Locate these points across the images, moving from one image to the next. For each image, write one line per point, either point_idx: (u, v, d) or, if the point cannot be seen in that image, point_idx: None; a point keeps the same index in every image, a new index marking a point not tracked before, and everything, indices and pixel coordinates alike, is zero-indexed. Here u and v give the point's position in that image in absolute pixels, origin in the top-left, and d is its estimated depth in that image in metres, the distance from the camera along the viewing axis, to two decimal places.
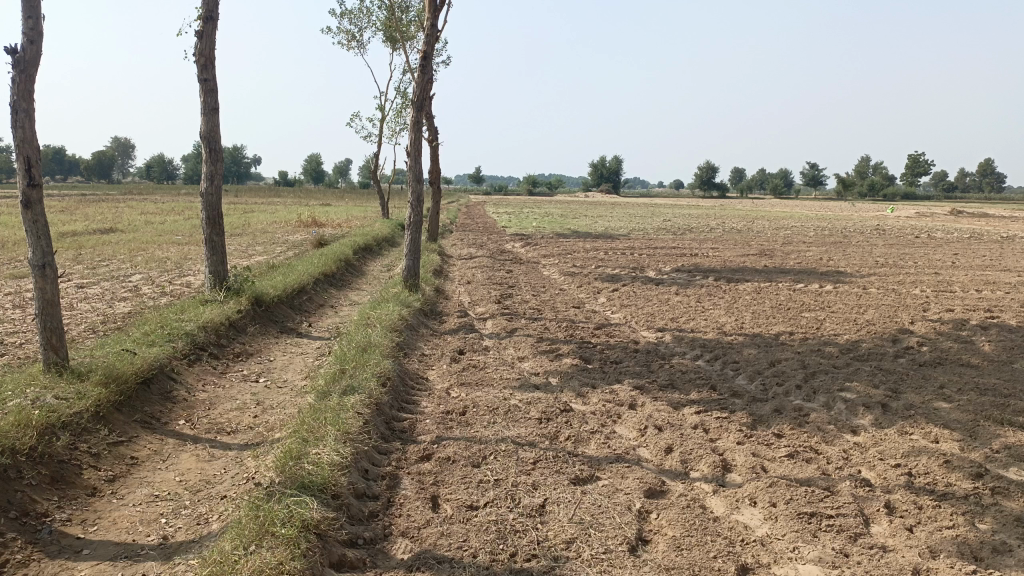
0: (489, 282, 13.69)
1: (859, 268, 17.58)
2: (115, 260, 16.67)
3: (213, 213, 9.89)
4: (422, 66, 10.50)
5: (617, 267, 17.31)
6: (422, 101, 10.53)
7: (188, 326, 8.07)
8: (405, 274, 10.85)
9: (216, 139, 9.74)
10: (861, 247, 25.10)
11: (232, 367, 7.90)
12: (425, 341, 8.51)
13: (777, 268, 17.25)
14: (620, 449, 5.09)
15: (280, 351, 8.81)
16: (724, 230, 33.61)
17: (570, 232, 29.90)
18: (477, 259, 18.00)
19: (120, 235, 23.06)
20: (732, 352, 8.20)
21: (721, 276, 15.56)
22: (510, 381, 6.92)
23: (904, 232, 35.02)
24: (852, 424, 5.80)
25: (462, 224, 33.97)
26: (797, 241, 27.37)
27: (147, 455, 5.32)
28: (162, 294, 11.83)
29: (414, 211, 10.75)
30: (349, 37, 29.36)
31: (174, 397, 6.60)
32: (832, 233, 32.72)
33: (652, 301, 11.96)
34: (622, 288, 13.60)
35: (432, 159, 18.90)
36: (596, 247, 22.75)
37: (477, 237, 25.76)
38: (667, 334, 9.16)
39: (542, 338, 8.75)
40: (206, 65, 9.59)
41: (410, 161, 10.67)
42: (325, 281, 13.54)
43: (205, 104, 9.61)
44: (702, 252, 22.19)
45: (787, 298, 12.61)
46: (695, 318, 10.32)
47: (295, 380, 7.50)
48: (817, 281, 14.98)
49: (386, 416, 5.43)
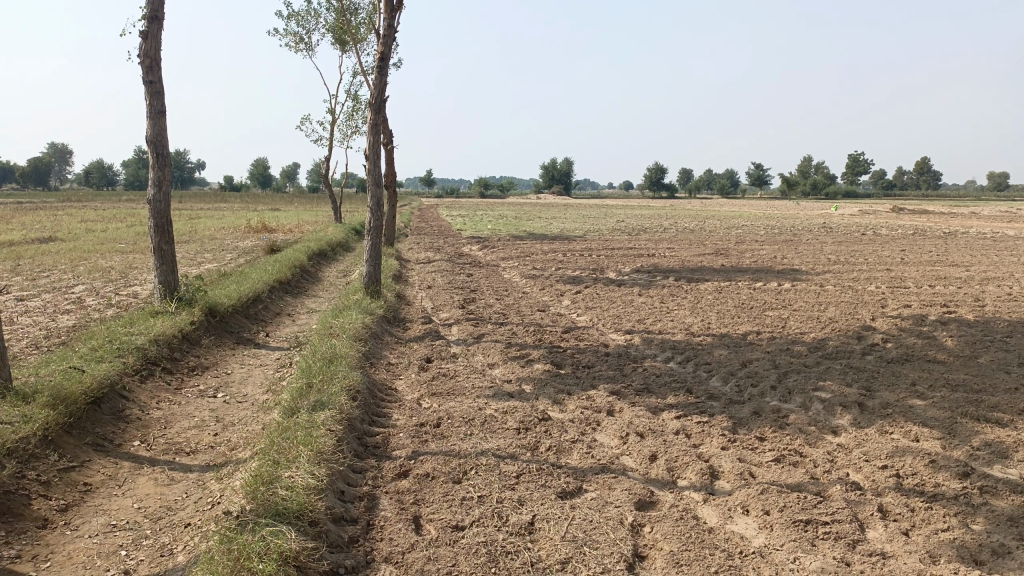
0: (450, 287, 13.46)
1: (814, 266, 17.82)
2: (55, 270, 15.94)
3: (162, 221, 9.46)
4: (380, 68, 10.21)
5: (576, 268, 17.23)
6: (381, 103, 10.25)
7: (138, 340, 7.65)
8: (366, 281, 10.55)
9: (163, 144, 9.33)
10: (812, 245, 25.57)
11: (188, 381, 7.52)
12: (390, 350, 8.24)
13: (734, 267, 17.39)
14: (604, 459, 4.93)
15: (237, 363, 8.43)
16: (677, 230, 33.95)
17: (526, 234, 29.79)
18: (436, 263, 17.73)
19: (60, 244, 22.14)
20: (703, 353, 8.12)
21: (681, 276, 15.60)
22: (483, 389, 6.71)
23: (850, 229, 35.88)
24: (833, 425, 5.75)
25: (416, 227, 33.59)
26: (750, 239, 27.76)
27: (101, 480, 4.96)
28: (109, 306, 11.29)
29: (374, 216, 10.45)
30: (298, 39, 28.78)
31: (126, 416, 6.22)
32: (782, 232, 33.34)
33: (616, 303, 11.87)
34: (584, 289, 13.50)
35: (387, 163, 18.57)
36: (554, 249, 22.68)
37: (434, 241, 25.47)
38: (636, 336, 9.06)
39: (511, 344, 8.55)
40: (152, 67, 9.16)
41: (369, 165, 10.38)
42: (281, 289, 13.13)
43: (151, 107, 9.18)
44: (659, 252, 22.28)
45: (748, 297, 12.66)
46: (662, 319, 10.25)
47: (256, 394, 7.16)
48: (775, 280, 15.12)
49: (357, 431, 5.17)
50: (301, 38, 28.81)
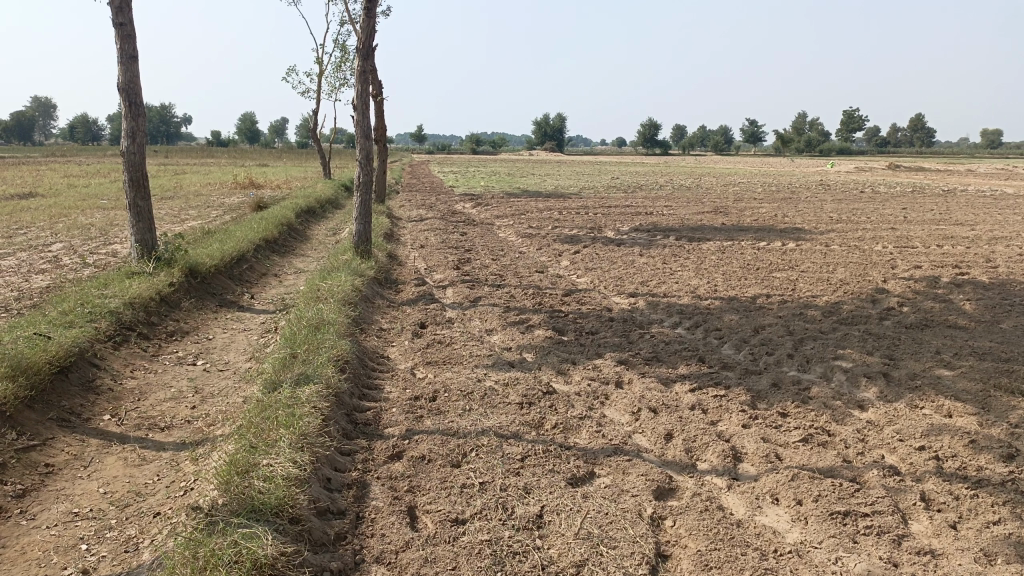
0: (444, 246, 12.96)
1: (817, 225, 17.34)
2: (33, 227, 15.33)
3: (138, 175, 8.88)
4: (368, 10, 9.54)
5: (574, 227, 16.73)
6: (369, 48, 9.60)
7: (112, 303, 7.16)
8: (355, 240, 10.02)
9: (136, 91, 8.71)
10: (812, 203, 25.09)
11: (165, 347, 7.05)
12: (382, 314, 7.78)
13: (736, 226, 16.90)
14: (616, 438, 4.50)
15: (220, 327, 7.96)
16: (673, 187, 33.43)
17: (520, 191, 29.16)
18: (428, 221, 17.19)
19: (40, 199, 21.43)
20: (713, 318, 7.70)
21: (682, 235, 15.13)
22: (481, 358, 6.28)
23: (849, 187, 35.42)
24: (858, 399, 5.36)
25: (408, 184, 32.84)
26: (749, 197, 27.20)
27: (65, 461, 4.52)
28: (86, 265, 10.75)
29: (363, 170, 9.88)
30: None
31: (97, 387, 5.76)
32: (781, 189, 32.84)
33: (617, 264, 11.40)
34: (583, 249, 13.02)
35: (377, 116, 17.89)
36: (550, 207, 22.13)
37: (426, 198, 24.84)
38: (641, 299, 8.62)
39: (509, 308, 8.11)
40: (122, 7, 8.51)
41: (357, 116, 9.78)
42: (267, 247, 12.59)
43: (122, 51, 8.55)
44: (657, 210, 21.75)
45: (753, 257, 12.20)
46: (666, 281, 9.81)
47: (238, 362, 6.70)
48: (779, 239, 14.66)
49: (346, 408, 4.73)
50: None
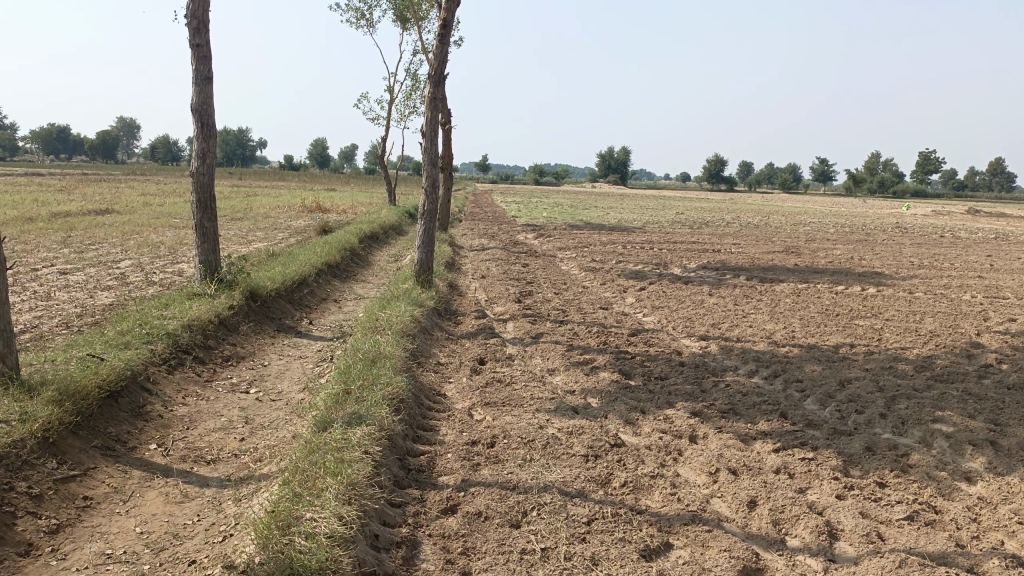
0: (505, 277, 12.68)
1: (897, 270, 16.50)
2: (105, 243, 15.66)
3: (206, 197, 8.85)
4: (442, 36, 9.41)
5: (639, 262, 16.29)
6: (441, 75, 9.43)
7: (170, 325, 7.05)
8: (417, 269, 9.79)
9: (209, 112, 8.72)
10: (889, 246, 24.07)
11: (220, 373, 6.88)
12: (440, 347, 7.48)
13: (810, 267, 16.21)
14: (693, 504, 4.06)
15: (276, 353, 7.77)
16: (741, 225, 32.63)
17: (583, 224, 28.84)
18: (490, 251, 16.99)
19: (115, 216, 22.06)
20: (793, 369, 7.18)
21: (753, 275, 14.53)
22: (544, 401, 5.89)
23: (927, 231, 34.03)
24: (965, 470, 4.80)
25: (470, 213, 32.87)
26: (821, 238, 26.29)
27: (104, 494, 4.30)
28: (150, 284, 10.82)
29: (428, 199, 9.68)
30: (359, 15, 28.29)
31: (147, 413, 5.58)
32: (855, 230, 31.74)
33: (686, 303, 10.92)
34: (649, 286, 12.57)
35: (444, 144, 17.86)
36: (614, 241, 21.73)
37: (489, 227, 24.74)
38: (713, 343, 8.13)
39: (573, 346, 7.72)
40: (199, 28, 8.56)
41: (425, 142, 9.61)
42: (328, 272, 12.50)
43: (197, 73, 8.58)
44: (724, 247, 21.13)
45: (830, 302, 11.57)
46: (739, 324, 9.29)
47: (291, 392, 6.46)
48: (856, 283, 13.94)
49: (399, 452, 4.40)
50: (361, 14, 28.31)
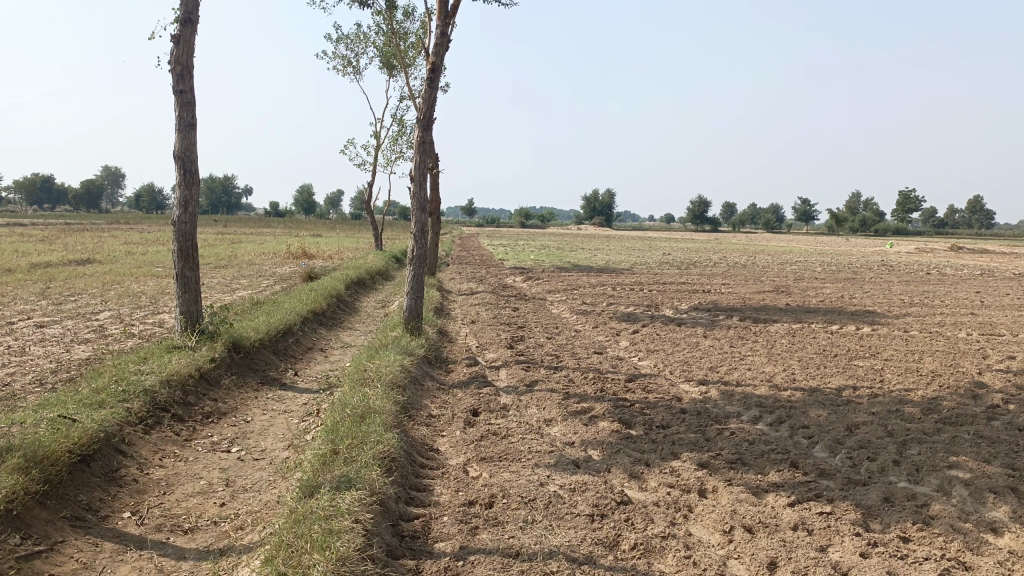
0: (496, 322, 12.44)
1: (889, 308, 16.41)
2: (85, 294, 15.33)
3: (188, 246, 8.58)
4: (430, 80, 9.30)
5: (630, 304, 16.10)
6: (429, 119, 9.30)
7: (147, 381, 6.74)
8: (407, 316, 9.52)
9: (192, 159, 8.51)
10: (878, 284, 24.07)
11: (200, 431, 6.55)
12: (432, 398, 7.19)
13: (802, 307, 16.08)
14: (710, 567, 3.77)
15: (259, 407, 7.45)
16: (729, 265, 32.67)
17: (571, 266, 28.74)
18: (480, 295, 16.76)
19: (97, 266, 21.72)
20: (798, 414, 6.94)
21: (746, 316, 14.37)
22: (543, 454, 5.60)
23: (912, 268, 34.20)
24: (991, 520, 4.54)
25: (458, 257, 32.74)
26: (810, 276, 26.28)
27: (71, 571, 3.96)
28: (129, 336, 10.49)
29: (418, 244, 9.47)
30: (345, 62, 28.46)
31: (121, 478, 5.25)
32: (842, 268, 31.83)
33: (681, 346, 10.71)
34: (642, 329, 12.35)
35: (432, 189, 17.75)
36: (603, 283, 21.58)
37: (477, 271, 24.58)
38: (713, 388, 7.89)
39: (570, 394, 7.45)
40: (183, 75, 8.39)
41: (414, 187, 9.43)
42: (315, 320, 12.21)
43: (180, 119, 8.39)
44: (715, 288, 21.02)
45: (827, 342, 11.39)
46: (738, 367, 9.07)
47: (275, 450, 6.14)
48: (851, 323, 13.79)
49: (391, 518, 4.09)
50: (347, 61, 28.48)
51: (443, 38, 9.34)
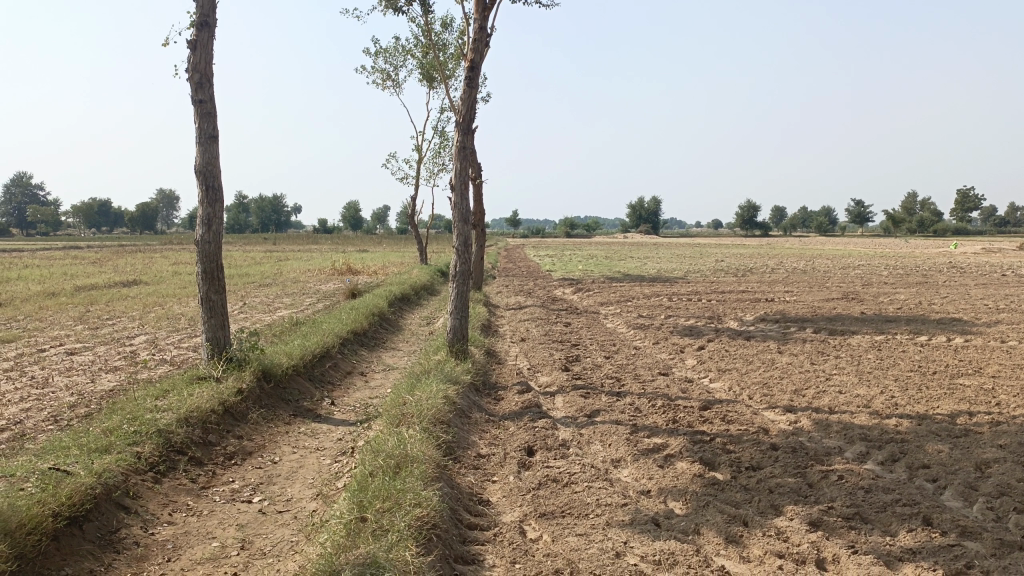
0: (548, 339, 11.54)
1: (977, 315, 15.07)
2: (124, 318, 14.91)
3: (213, 267, 7.84)
4: (469, 79, 8.44)
5: (689, 316, 15.01)
6: (470, 122, 8.45)
7: (162, 419, 6.01)
8: (451, 338, 8.65)
9: (214, 174, 7.81)
10: (954, 288, 22.51)
11: (220, 476, 5.79)
12: (481, 434, 6.31)
13: (879, 316, 14.82)
14: None
15: (289, 444, 6.68)
16: (787, 271, 31.18)
17: (622, 276, 27.70)
18: (529, 309, 15.90)
19: (141, 288, 21.48)
20: (913, 451, 5.87)
21: (819, 327, 13.21)
22: (614, 507, 4.66)
23: (984, 269, 32.30)
24: None
25: (505, 269, 31.96)
26: (878, 281, 24.79)
27: None
28: (159, 364, 9.87)
29: (460, 259, 8.60)
30: (385, 76, 27.99)
31: (120, 540, 4.48)
32: (910, 272, 30.18)
33: (755, 364, 9.65)
34: (708, 344, 11.31)
35: (475, 200, 16.97)
36: (658, 293, 20.54)
37: (525, 283, 23.75)
38: (803, 418, 6.85)
39: (638, 426, 6.50)
40: (201, 83, 7.72)
41: (455, 198, 8.60)
42: (355, 341, 11.44)
43: (201, 131, 7.72)
44: (778, 296, 19.80)
45: (919, 357, 10.20)
46: (826, 390, 8.00)
47: (301, 499, 5.33)
48: (938, 333, 12.50)
49: None
50: (387, 75, 28.02)
51: (482, 34, 8.49)
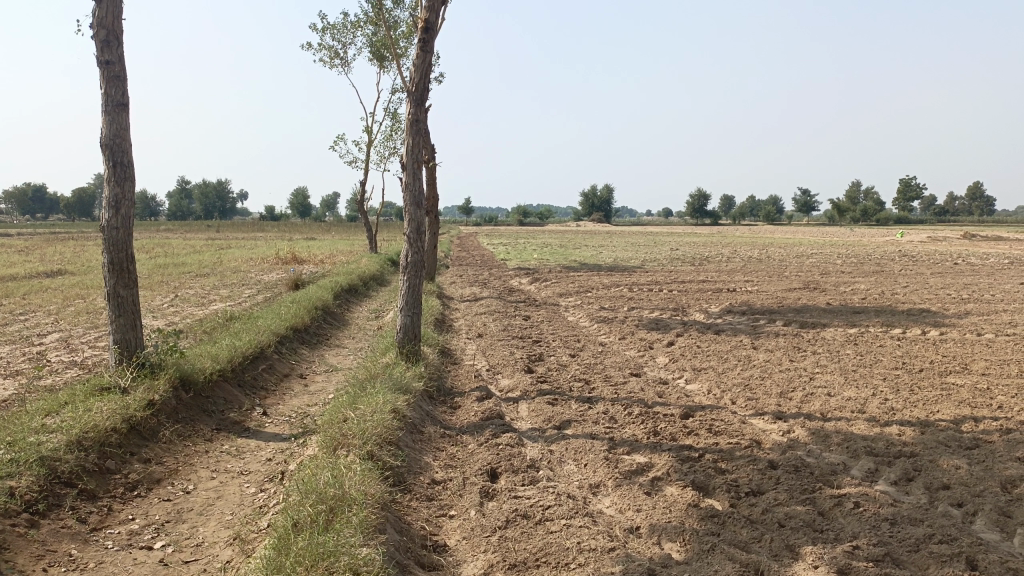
0: (507, 335, 10.67)
1: (943, 306, 14.71)
2: (39, 312, 13.53)
3: (121, 257, 6.74)
4: (422, 43, 7.41)
5: (653, 308, 14.32)
6: (422, 92, 7.44)
7: (48, 443, 4.96)
8: (401, 338, 7.69)
9: (123, 148, 6.70)
10: (912, 277, 22.40)
11: (117, 515, 4.76)
12: (435, 455, 5.40)
13: (846, 307, 14.35)
14: None
15: (207, 467, 5.68)
16: (742, 260, 30.89)
17: (579, 264, 26.99)
18: (485, 301, 15.04)
19: (65, 279, 19.92)
20: (930, 469, 5.16)
21: (789, 320, 12.64)
22: (598, 553, 3.81)
23: (933, 258, 32.58)
24: None
25: (458, 258, 31.03)
26: (836, 270, 24.57)
27: None
28: (67, 367, 8.69)
29: (412, 249, 7.62)
30: (332, 54, 26.68)
31: None
32: (863, 261, 30.18)
33: (731, 362, 8.95)
34: (678, 340, 10.58)
35: (427, 185, 16.00)
36: (618, 283, 19.87)
37: (479, 273, 22.87)
38: (798, 428, 6.11)
39: (615, 441, 5.68)
40: (109, 41, 6.58)
41: (406, 180, 7.61)
42: (295, 338, 10.39)
43: (107, 98, 6.59)
44: (740, 285, 19.30)
45: (901, 353, 9.62)
46: (814, 393, 7.30)
47: (215, 546, 4.35)
48: (912, 326, 11.99)
49: None
50: (335, 53, 26.70)
51: None
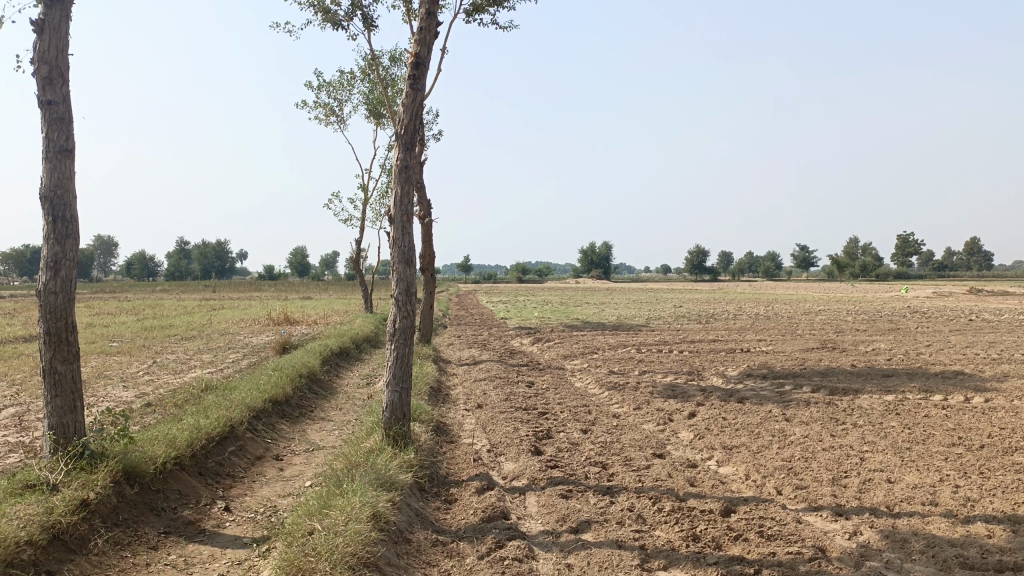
0: (510, 406, 9.62)
1: (977, 367, 13.66)
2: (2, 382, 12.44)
3: (60, 327, 5.76)
4: (412, 80, 6.58)
5: (666, 372, 13.30)
6: (413, 134, 6.60)
7: None
8: (389, 417, 6.66)
9: (66, 199, 5.80)
10: (932, 335, 21.39)
11: None
12: (424, 573, 4.34)
13: (874, 370, 13.29)
14: None
15: None
16: (750, 317, 29.88)
17: (581, 324, 26.00)
18: (485, 365, 14.01)
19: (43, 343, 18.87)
20: None
21: (816, 385, 11.60)
22: None
23: (945, 314, 31.65)
24: None
25: (457, 317, 30.09)
26: (851, 328, 23.58)
27: None
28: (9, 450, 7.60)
29: (400, 314, 6.65)
30: (328, 111, 26.22)
31: None
32: (875, 318, 29.19)
33: (765, 438, 7.89)
34: (700, 410, 9.53)
35: (424, 241, 15.14)
36: (625, 343, 18.87)
37: (478, 334, 21.89)
38: (865, 530, 5.04)
39: (646, 551, 4.61)
40: (52, 79, 5.76)
41: (394, 235, 6.69)
42: (273, 413, 9.33)
43: (49, 142, 5.73)
44: (754, 345, 18.31)
45: (953, 426, 8.55)
46: (872, 480, 6.23)
47: None
48: (953, 391, 10.91)
49: None
50: (331, 111, 26.25)
51: (429, 22, 6.63)
